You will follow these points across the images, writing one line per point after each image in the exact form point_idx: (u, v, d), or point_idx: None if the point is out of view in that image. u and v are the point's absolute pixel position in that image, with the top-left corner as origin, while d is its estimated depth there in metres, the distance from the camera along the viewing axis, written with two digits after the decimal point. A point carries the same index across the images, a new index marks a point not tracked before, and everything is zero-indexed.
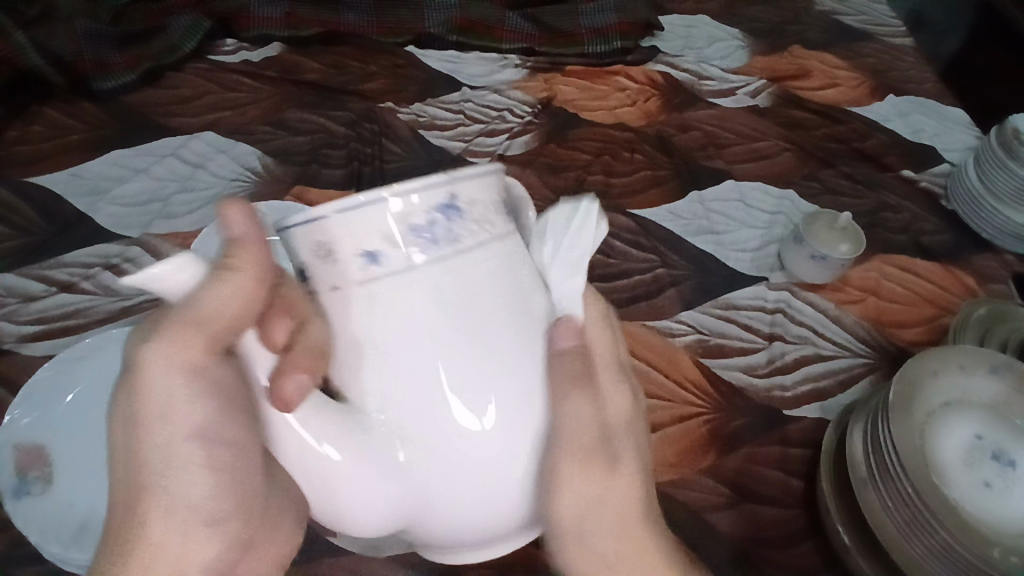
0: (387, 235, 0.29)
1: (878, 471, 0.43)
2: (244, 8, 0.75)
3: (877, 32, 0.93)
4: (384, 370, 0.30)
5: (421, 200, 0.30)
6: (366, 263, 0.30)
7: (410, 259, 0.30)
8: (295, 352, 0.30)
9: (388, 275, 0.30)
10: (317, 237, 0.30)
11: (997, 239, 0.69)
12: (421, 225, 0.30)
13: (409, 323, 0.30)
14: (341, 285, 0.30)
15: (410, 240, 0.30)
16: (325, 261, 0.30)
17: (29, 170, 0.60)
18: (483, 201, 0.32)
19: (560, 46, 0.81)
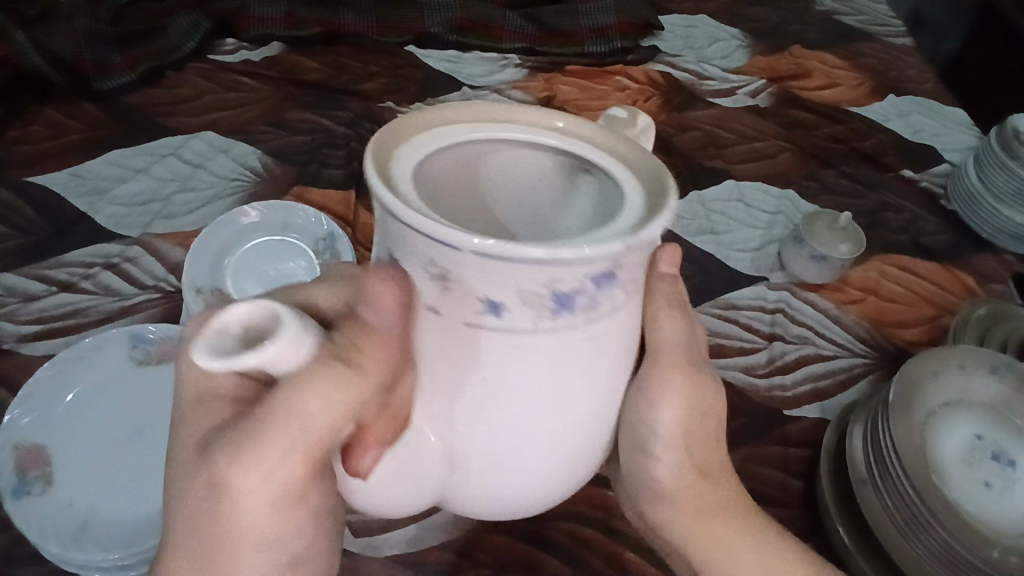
0: (522, 295, 0.24)
1: (878, 471, 0.43)
2: (245, 8, 0.75)
3: (877, 32, 0.93)
4: (467, 405, 0.27)
5: (569, 265, 0.23)
6: (491, 314, 0.25)
7: (536, 322, 0.25)
8: (380, 419, 0.29)
9: (499, 332, 0.25)
10: (437, 256, 0.24)
11: (997, 239, 0.69)
12: (565, 293, 0.24)
13: (519, 374, 0.26)
14: (441, 314, 0.26)
15: (542, 306, 0.24)
16: (436, 284, 0.25)
17: (29, 170, 0.60)
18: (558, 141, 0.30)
19: (560, 46, 0.81)
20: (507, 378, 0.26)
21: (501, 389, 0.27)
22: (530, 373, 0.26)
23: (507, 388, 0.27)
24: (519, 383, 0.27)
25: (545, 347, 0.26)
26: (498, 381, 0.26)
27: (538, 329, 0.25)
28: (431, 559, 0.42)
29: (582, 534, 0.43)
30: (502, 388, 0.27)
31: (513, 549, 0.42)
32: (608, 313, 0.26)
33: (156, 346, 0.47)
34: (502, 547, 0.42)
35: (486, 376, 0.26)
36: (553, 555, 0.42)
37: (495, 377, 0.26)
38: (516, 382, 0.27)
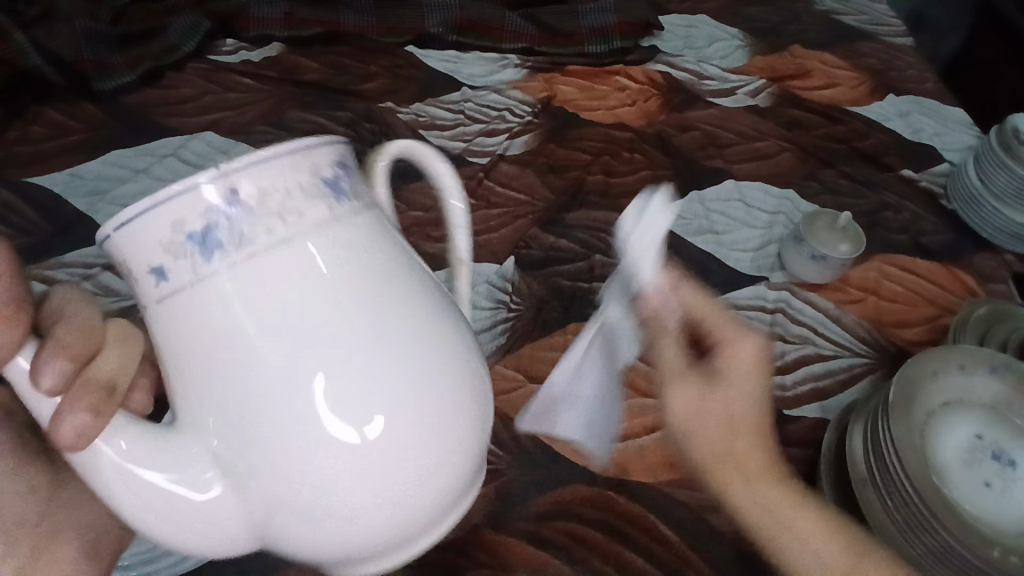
0: (164, 246, 0.26)
1: (877, 471, 0.43)
2: (244, 8, 0.75)
3: (877, 32, 0.93)
4: (187, 380, 0.27)
5: (179, 198, 0.26)
6: (159, 281, 0.27)
7: (196, 270, 0.26)
8: (77, 388, 0.27)
9: (176, 293, 0.26)
10: (119, 253, 0.28)
11: (996, 238, 0.69)
12: (197, 231, 0.26)
13: (213, 327, 0.26)
14: (144, 305, 0.28)
15: (186, 252, 0.26)
16: (131, 283, 0.28)
17: (29, 171, 0.60)
18: (280, 187, 0.27)
19: (560, 46, 0.81)
20: (205, 338, 0.26)
21: (204, 348, 0.26)
22: (219, 317, 0.26)
23: (206, 348, 0.26)
24: (223, 338, 0.26)
25: (229, 287, 0.26)
26: (199, 336, 0.26)
27: (203, 274, 0.26)
28: (431, 558, 0.42)
29: (580, 533, 0.43)
30: (203, 348, 0.26)
31: (512, 549, 0.42)
32: (272, 242, 0.26)
33: None
34: (499, 546, 0.43)
35: (182, 332, 0.27)
36: (551, 554, 0.42)
37: (195, 335, 0.26)
38: (211, 342, 0.26)
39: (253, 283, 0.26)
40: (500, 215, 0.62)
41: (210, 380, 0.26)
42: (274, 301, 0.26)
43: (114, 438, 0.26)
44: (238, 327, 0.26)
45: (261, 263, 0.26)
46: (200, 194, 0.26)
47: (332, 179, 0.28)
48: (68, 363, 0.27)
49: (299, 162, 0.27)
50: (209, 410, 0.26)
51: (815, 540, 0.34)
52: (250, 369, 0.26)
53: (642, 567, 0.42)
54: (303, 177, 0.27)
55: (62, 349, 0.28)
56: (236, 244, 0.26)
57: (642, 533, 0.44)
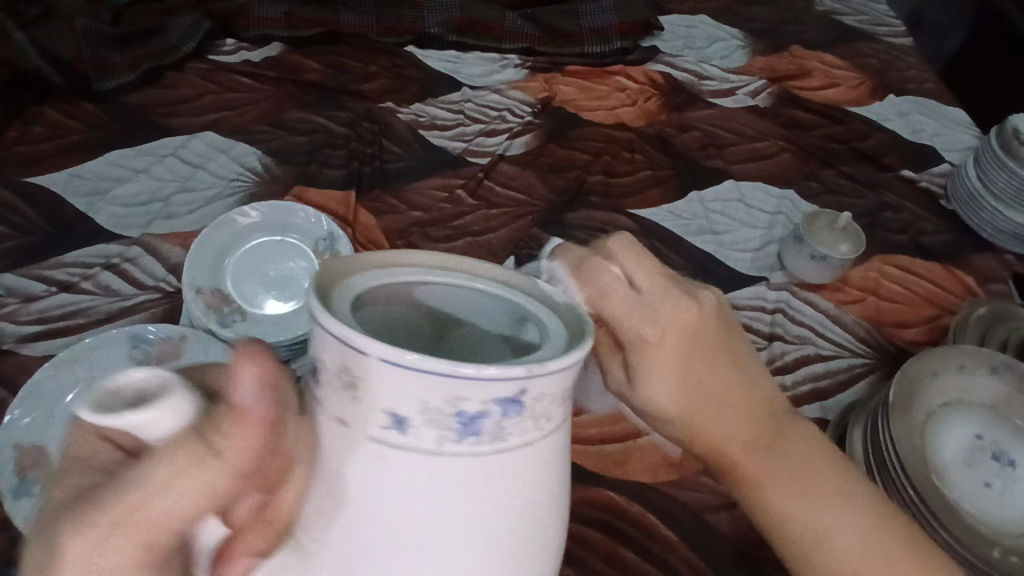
0: (427, 411, 0.21)
1: (878, 472, 0.43)
2: (244, 8, 0.75)
3: (877, 32, 0.93)
4: (355, 542, 0.23)
5: (478, 381, 0.21)
6: (392, 433, 0.22)
7: (438, 445, 0.22)
8: (255, 531, 0.22)
9: (401, 453, 0.22)
10: (345, 362, 0.21)
11: (997, 239, 0.69)
12: (469, 413, 0.21)
13: (405, 508, 0.22)
14: (348, 425, 0.22)
15: (443, 429, 0.21)
16: (345, 392, 0.22)
17: (29, 171, 0.60)
18: (555, 395, 0.23)
19: (560, 46, 0.81)
20: (392, 514, 0.22)
21: (403, 527, 0.22)
22: (432, 493, 0.22)
23: (397, 522, 0.22)
24: (436, 528, 0.22)
25: (463, 484, 0.22)
26: (391, 512, 0.22)
27: (443, 452, 0.22)
28: None
29: (580, 533, 0.43)
30: (410, 527, 0.22)
31: None
32: (522, 445, 0.22)
33: (156, 346, 0.46)
34: None
35: (382, 503, 0.22)
36: None
37: (386, 508, 0.22)
38: (418, 525, 0.22)
39: (489, 489, 0.22)
40: (500, 215, 0.62)
41: (396, 561, 0.22)
42: (498, 512, 0.23)
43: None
44: (444, 524, 0.22)
45: (507, 470, 0.22)
46: (494, 387, 0.21)
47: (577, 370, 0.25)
48: (261, 494, 0.22)
49: (581, 365, 0.23)
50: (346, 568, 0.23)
51: (839, 508, 0.31)
52: (454, 567, 0.22)
53: (643, 567, 0.42)
54: (570, 382, 0.23)
55: (258, 482, 0.22)
56: (496, 443, 0.22)
57: (641, 533, 0.44)
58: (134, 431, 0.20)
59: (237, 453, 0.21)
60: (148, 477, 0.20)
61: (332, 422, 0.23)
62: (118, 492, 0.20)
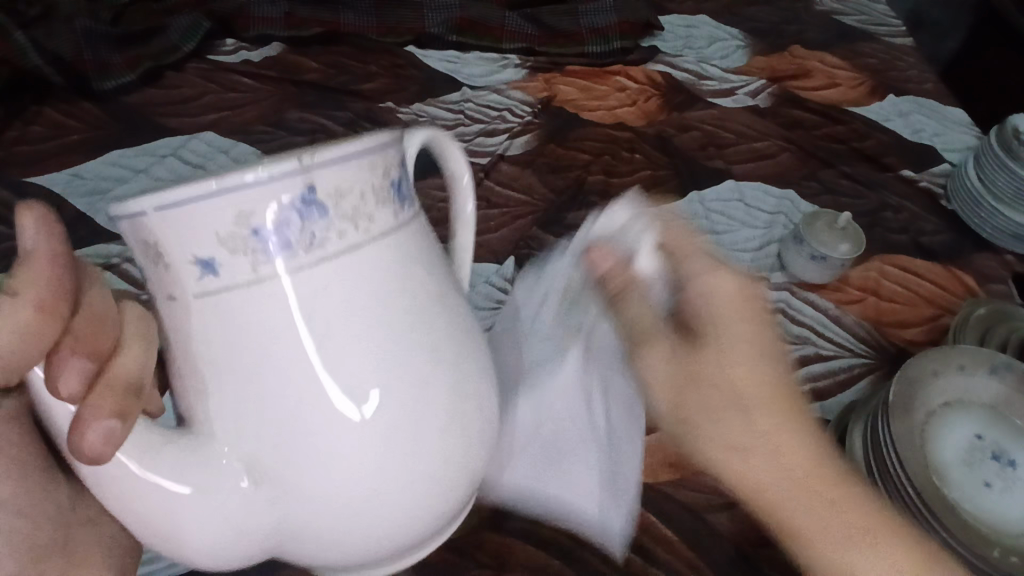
0: (224, 239, 0.26)
1: (878, 472, 0.43)
2: (244, 9, 0.75)
3: (877, 32, 0.93)
4: (226, 389, 0.27)
5: (248, 193, 0.25)
6: (202, 273, 0.26)
7: (256, 269, 0.26)
8: (96, 394, 0.26)
9: (226, 288, 0.26)
10: (148, 236, 0.26)
11: (997, 239, 0.69)
12: (264, 228, 0.26)
13: (258, 326, 0.27)
14: (178, 293, 0.27)
15: (253, 252, 0.26)
16: (159, 266, 0.27)
17: (29, 171, 0.60)
18: (356, 190, 0.28)
19: (560, 47, 0.81)
20: (257, 344, 0.27)
21: (251, 350, 0.27)
22: (272, 305, 0.27)
23: (252, 344, 0.27)
24: (284, 344, 0.27)
25: (286, 292, 0.27)
26: (258, 336, 0.27)
27: (261, 276, 0.26)
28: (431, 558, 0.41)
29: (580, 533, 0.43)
30: (259, 362, 0.27)
31: (514, 549, 0.42)
32: (344, 245, 0.27)
33: None
34: (500, 547, 0.42)
35: (228, 331, 0.27)
36: (552, 554, 0.42)
37: (254, 328, 0.27)
38: (270, 350, 0.27)
39: (324, 286, 0.27)
40: (500, 215, 0.62)
41: (270, 399, 0.27)
42: (330, 311, 0.27)
43: (142, 442, 0.26)
44: (287, 331, 0.27)
45: (315, 276, 0.27)
46: (277, 192, 0.26)
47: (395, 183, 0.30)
48: (88, 357, 0.28)
49: (374, 164, 0.28)
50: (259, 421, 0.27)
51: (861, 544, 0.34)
52: (316, 398, 0.27)
53: (643, 567, 0.42)
54: (368, 182, 0.28)
55: (81, 349, 0.28)
56: (306, 249, 0.27)
57: (642, 533, 0.44)
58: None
59: (30, 290, 0.28)
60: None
61: (168, 296, 0.28)
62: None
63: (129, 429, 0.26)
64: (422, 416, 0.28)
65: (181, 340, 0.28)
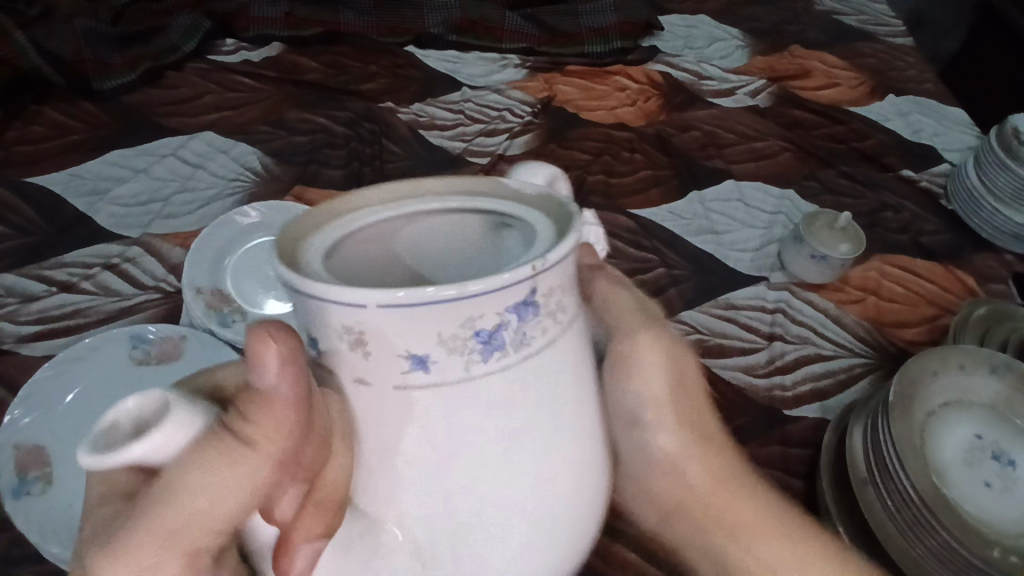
0: (443, 338, 0.21)
1: (878, 472, 0.43)
2: (244, 8, 0.75)
3: (877, 32, 0.93)
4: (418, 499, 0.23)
5: (476, 299, 0.21)
6: (410, 367, 0.22)
7: (468, 369, 0.22)
8: (308, 516, 0.23)
9: (433, 389, 0.22)
10: (346, 319, 0.22)
11: (997, 239, 0.69)
12: (487, 330, 0.22)
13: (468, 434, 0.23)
14: (366, 381, 0.23)
15: (468, 352, 0.22)
16: (356, 351, 0.22)
17: (29, 170, 0.60)
18: (564, 288, 0.24)
19: (560, 47, 0.81)
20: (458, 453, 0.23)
21: (427, 441, 0.23)
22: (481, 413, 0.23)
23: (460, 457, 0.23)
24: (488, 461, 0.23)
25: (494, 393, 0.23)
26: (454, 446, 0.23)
27: (474, 374, 0.22)
28: None
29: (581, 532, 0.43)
30: (460, 464, 0.23)
31: None
32: (545, 344, 0.23)
33: (156, 347, 0.47)
34: None
35: (426, 426, 0.23)
36: None
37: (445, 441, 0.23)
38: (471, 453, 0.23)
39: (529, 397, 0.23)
40: None
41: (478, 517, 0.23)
42: (534, 424, 0.24)
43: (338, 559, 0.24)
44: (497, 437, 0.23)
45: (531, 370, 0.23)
46: (503, 294, 0.21)
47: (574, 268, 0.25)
48: (302, 486, 0.23)
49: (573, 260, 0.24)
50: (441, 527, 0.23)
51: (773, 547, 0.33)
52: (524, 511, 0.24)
53: None
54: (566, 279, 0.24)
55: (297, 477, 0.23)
56: (514, 351, 0.23)
57: None
58: (142, 457, 0.19)
59: (268, 433, 0.22)
60: (186, 471, 0.20)
61: (355, 380, 0.23)
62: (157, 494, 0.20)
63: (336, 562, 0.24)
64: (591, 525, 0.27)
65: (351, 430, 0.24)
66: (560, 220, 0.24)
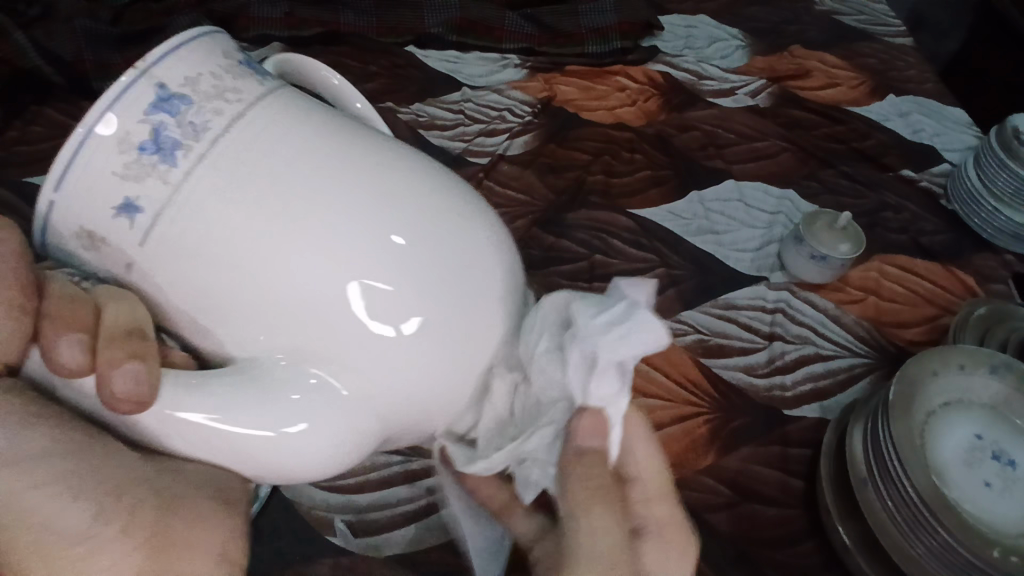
0: (121, 167, 0.28)
1: (878, 472, 0.43)
2: (244, 9, 0.75)
3: (877, 32, 0.93)
4: (242, 288, 0.29)
5: (110, 125, 0.28)
6: (127, 219, 0.29)
7: (164, 178, 0.28)
8: (105, 347, 0.28)
9: (152, 216, 0.28)
10: (68, 223, 0.30)
11: (998, 239, 0.69)
12: (148, 141, 0.28)
13: (229, 225, 0.28)
14: (126, 249, 0.29)
15: (143, 164, 0.28)
16: (92, 246, 0.30)
17: (30, 171, 0.60)
18: (211, 72, 0.30)
19: (560, 46, 0.81)
20: (218, 241, 0.28)
21: (207, 258, 0.28)
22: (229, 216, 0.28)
23: (234, 240, 0.28)
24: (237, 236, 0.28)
25: (207, 176, 0.28)
26: (224, 242, 0.28)
27: (173, 180, 0.28)
28: (432, 558, 0.41)
29: None
30: (234, 261, 0.28)
31: None
32: (228, 122, 0.29)
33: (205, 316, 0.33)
34: None
35: (185, 235, 0.28)
36: None
37: (218, 241, 0.28)
38: (219, 223, 0.28)
39: (231, 160, 0.28)
40: (500, 215, 0.62)
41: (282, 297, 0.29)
42: (283, 191, 0.28)
43: (169, 385, 0.29)
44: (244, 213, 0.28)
45: (235, 140, 0.29)
46: (131, 102, 0.28)
47: (241, 61, 0.32)
48: (81, 334, 0.28)
49: (209, 50, 0.31)
50: (251, 312, 0.29)
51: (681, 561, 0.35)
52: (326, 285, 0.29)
53: None
54: (212, 66, 0.30)
55: (66, 323, 0.28)
56: (188, 138, 0.28)
57: None
58: None
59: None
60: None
61: (125, 266, 0.30)
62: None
63: (155, 377, 0.28)
64: (416, 292, 0.30)
65: (162, 289, 0.30)
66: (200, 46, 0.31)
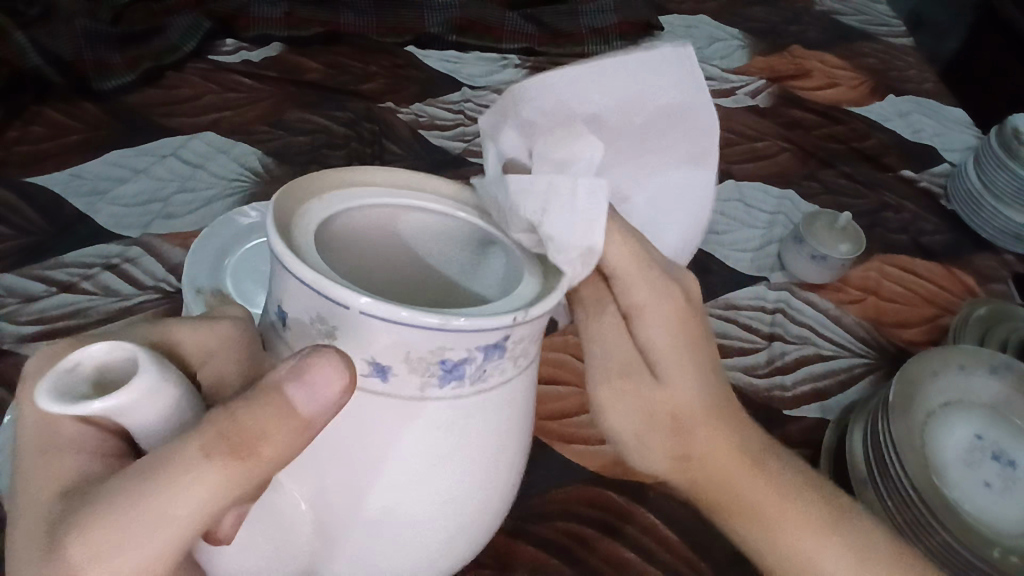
0: (409, 357, 0.22)
1: (878, 472, 0.43)
2: (244, 9, 0.75)
3: (877, 32, 0.93)
4: (326, 485, 0.25)
5: (461, 336, 0.22)
6: (370, 376, 0.23)
7: (423, 391, 0.23)
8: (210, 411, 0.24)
9: (385, 398, 0.23)
10: (316, 305, 0.23)
11: (997, 239, 0.69)
12: (453, 362, 0.23)
13: (404, 458, 0.24)
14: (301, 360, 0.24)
15: (430, 374, 0.23)
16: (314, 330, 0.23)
17: (30, 171, 0.60)
18: (532, 341, 0.25)
19: (560, 46, 0.81)
20: (384, 463, 0.24)
21: (363, 466, 0.24)
22: (415, 453, 0.24)
23: (393, 480, 0.24)
24: (403, 479, 0.24)
25: (442, 431, 0.24)
26: (386, 474, 0.24)
27: (426, 397, 0.23)
28: None
29: (579, 533, 0.43)
30: (372, 477, 0.24)
31: (509, 547, 0.41)
32: (499, 383, 0.25)
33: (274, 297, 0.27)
34: (501, 548, 0.42)
35: (380, 436, 0.24)
36: (551, 553, 0.41)
37: (377, 454, 0.24)
38: (397, 447, 0.24)
39: (462, 432, 0.25)
40: None
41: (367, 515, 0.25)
42: (454, 474, 0.25)
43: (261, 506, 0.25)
44: (412, 467, 0.24)
45: (484, 404, 0.25)
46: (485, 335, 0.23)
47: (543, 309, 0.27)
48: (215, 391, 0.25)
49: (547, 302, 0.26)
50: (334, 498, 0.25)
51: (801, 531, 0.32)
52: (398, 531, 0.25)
53: (643, 567, 0.42)
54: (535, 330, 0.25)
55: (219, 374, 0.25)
56: (474, 384, 0.24)
57: (641, 533, 0.44)
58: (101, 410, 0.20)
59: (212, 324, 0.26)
60: (155, 483, 0.20)
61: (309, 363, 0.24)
62: (126, 477, 0.21)
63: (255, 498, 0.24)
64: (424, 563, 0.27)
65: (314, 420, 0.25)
66: (543, 283, 0.25)
